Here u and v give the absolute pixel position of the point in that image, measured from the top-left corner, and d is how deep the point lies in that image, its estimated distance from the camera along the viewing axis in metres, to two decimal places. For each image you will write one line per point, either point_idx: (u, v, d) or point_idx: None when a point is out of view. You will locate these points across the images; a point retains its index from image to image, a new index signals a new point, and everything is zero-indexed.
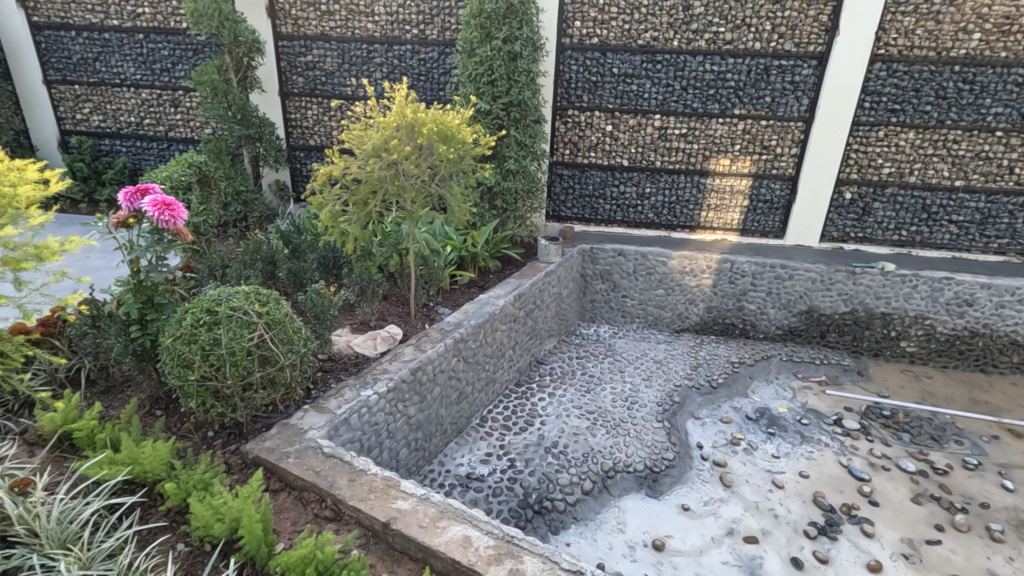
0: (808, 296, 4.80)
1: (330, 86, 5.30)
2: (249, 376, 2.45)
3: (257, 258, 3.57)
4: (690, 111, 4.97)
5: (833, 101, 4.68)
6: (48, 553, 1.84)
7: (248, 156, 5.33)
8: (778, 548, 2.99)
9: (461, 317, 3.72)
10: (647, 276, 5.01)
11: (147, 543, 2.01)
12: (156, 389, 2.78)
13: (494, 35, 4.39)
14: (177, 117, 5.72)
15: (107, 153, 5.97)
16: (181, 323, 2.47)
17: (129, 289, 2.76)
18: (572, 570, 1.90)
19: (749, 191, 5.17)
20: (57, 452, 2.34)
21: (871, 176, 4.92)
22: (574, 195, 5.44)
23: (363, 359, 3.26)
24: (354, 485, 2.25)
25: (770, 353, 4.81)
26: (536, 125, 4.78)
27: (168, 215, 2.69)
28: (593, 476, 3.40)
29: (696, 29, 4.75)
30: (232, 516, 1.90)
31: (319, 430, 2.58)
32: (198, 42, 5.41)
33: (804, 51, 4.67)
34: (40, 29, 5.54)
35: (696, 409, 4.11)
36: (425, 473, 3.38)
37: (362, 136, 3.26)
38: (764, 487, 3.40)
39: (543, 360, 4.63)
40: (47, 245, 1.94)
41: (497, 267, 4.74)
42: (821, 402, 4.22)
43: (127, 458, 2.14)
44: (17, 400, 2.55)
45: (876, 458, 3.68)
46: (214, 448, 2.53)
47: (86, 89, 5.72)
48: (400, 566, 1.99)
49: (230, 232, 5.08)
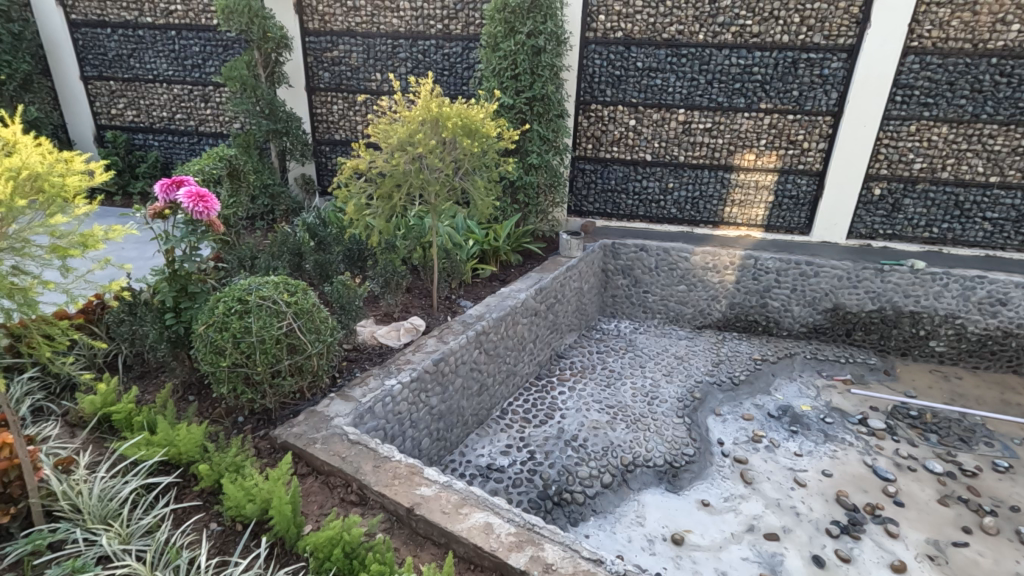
0: (834, 294, 4.73)
1: (355, 81, 5.38)
2: (278, 364, 2.52)
3: (285, 249, 3.65)
4: (715, 105, 4.92)
5: (863, 96, 4.58)
6: (89, 528, 1.93)
7: (276, 150, 5.43)
8: (799, 546, 2.96)
9: (483, 310, 3.76)
10: (669, 271, 4.99)
11: (182, 521, 2.09)
12: (188, 375, 2.88)
13: (518, 30, 4.40)
14: (207, 111, 5.85)
15: (140, 147, 6.15)
16: (214, 311, 2.56)
17: (164, 278, 2.87)
18: (592, 559, 1.92)
19: (774, 186, 5.10)
20: (97, 433, 2.44)
21: (901, 172, 4.81)
22: (596, 190, 5.42)
23: (387, 349, 3.32)
24: (378, 471, 2.31)
25: (794, 352, 4.75)
26: (559, 119, 4.78)
27: (202, 207, 2.79)
28: (612, 469, 3.41)
29: (722, 22, 4.70)
30: (263, 497, 1.97)
31: (345, 417, 2.65)
32: (228, 38, 5.52)
33: (834, 44, 4.59)
34: (78, 27, 5.73)
35: (717, 406, 4.08)
36: (446, 463, 3.44)
37: (388, 130, 3.31)
38: (786, 485, 3.38)
39: (563, 354, 4.65)
40: (92, 232, 1.73)
41: (519, 261, 4.77)
42: (845, 401, 4.16)
43: (163, 439, 2.23)
44: (59, 382, 2.67)
45: (902, 459, 3.62)
46: (244, 433, 2.61)
47: (120, 85, 5.89)
48: (424, 551, 2.04)
49: (258, 224, 5.20)
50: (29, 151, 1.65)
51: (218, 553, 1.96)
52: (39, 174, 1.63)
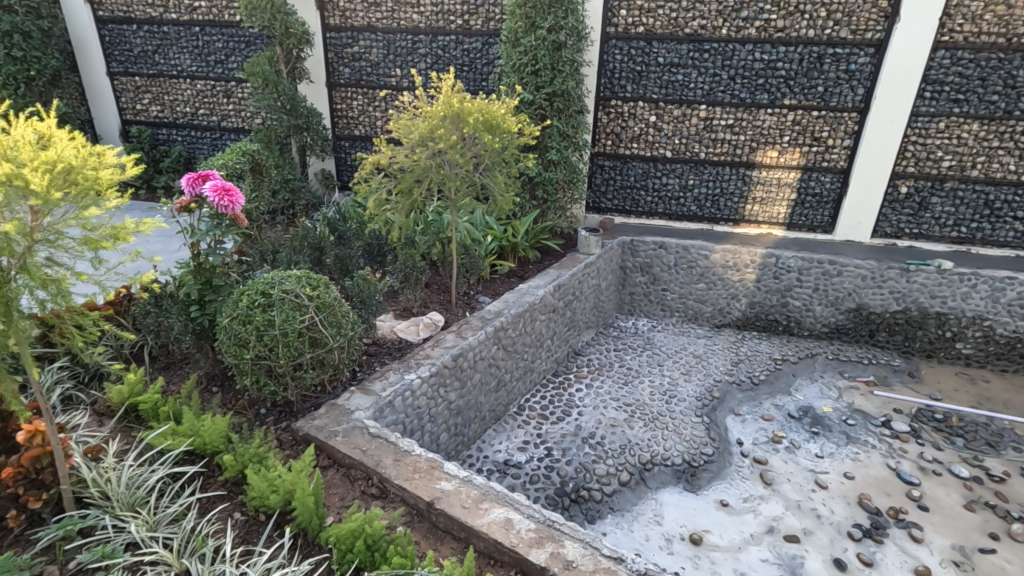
0: (857, 294, 4.65)
1: (374, 77, 5.40)
2: (300, 357, 2.55)
3: (305, 243, 3.68)
4: (738, 101, 4.85)
5: (890, 92, 4.48)
6: (118, 515, 1.97)
7: (296, 146, 5.48)
8: (820, 548, 2.93)
9: (501, 306, 3.76)
10: (688, 269, 4.95)
11: (207, 510, 2.12)
12: (212, 366, 2.93)
13: (539, 25, 4.38)
14: (229, 107, 5.92)
15: (164, 141, 6.26)
16: (238, 305, 2.59)
17: (189, 271, 2.93)
18: (612, 557, 1.91)
19: (797, 184, 5.02)
20: (125, 422, 2.50)
21: (929, 169, 4.71)
22: (614, 186, 5.39)
23: (406, 344, 3.34)
24: (399, 464, 2.33)
25: (815, 352, 4.68)
26: (579, 115, 4.74)
27: (228, 201, 2.83)
28: (630, 467, 3.40)
29: (747, 16, 4.62)
30: (286, 488, 1.99)
31: (365, 410, 2.67)
32: (250, 34, 5.57)
33: (861, 38, 4.49)
34: (105, 23, 5.83)
35: (736, 406, 4.04)
36: (463, 458, 3.45)
37: (409, 126, 3.31)
38: (806, 486, 3.33)
39: (580, 351, 4.64)
40: (123, 225, 1.75)
41: (537, 258, 4.76)
42: (868, 402, 4.10)
43: (189, 430, 2.27)
44: (88, 371, 2.74)
45: (926, 462, 3.55)
46: (266, 425, 2.64)
47: (145, 80, 5.98)
48: (444, 544, 2.05)
49: (278, 219, 5.26)
50: (63, 145, 1.64)
51: (242, 542, 1.99)
52: (74, 167, 1.63)
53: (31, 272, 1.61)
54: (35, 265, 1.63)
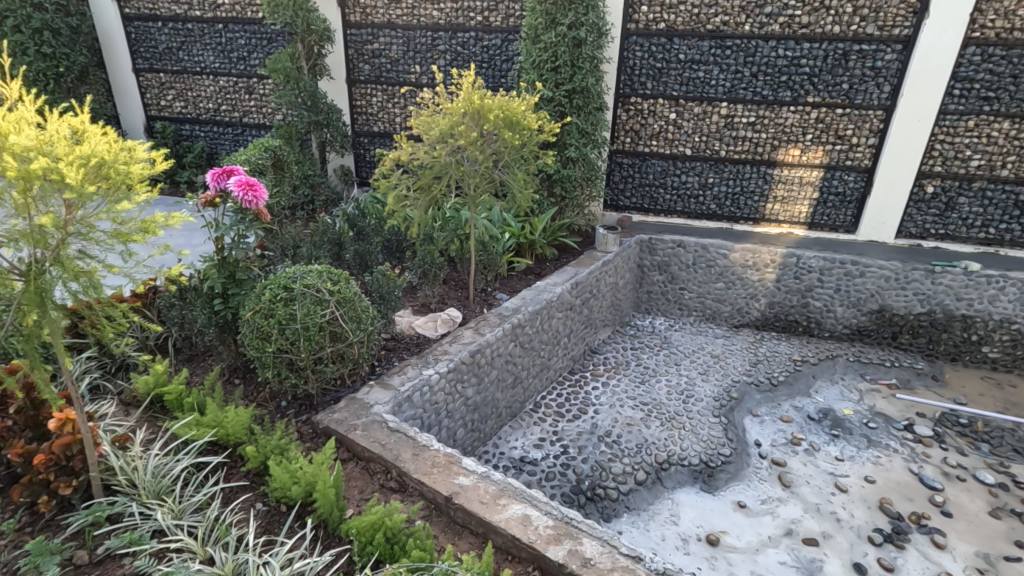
0: (880, 295, 4.57)
1: (394, 73, 5.43)
2: (321, 350, 2.58)
3: (326, 239, 3.72)
4: (760, 98, 4.79)
5: (918, 89, 4.39)
6: (145, 503, 2.01)
7: (316, 142, 5.52)
8: (840, 552, 2.89)
9: (519, 303, 3.77)
10: (707, 268, 4.91)
11: (230, 500, 2.16)
12: (234, 359, 2.98)
13: (560, 21, 4.36)
14: (251, 103, 5.99)
15: (187, 137, 6.36)
16: (260, 298, 2.63)
17: (214, 264, 3.00)
18: (630, 555, 1.90)
19: (819, 183, 4.94)
20: (150, 412, 2.55)
21: (957, 169, 4.60)
22: (633, 184, 5.36)
23: (424, 340, 3.36)
24: (417, 459, 2.34)
25: (836, 353, 4.62)
26: (598, 112, 4.72)
27: (251, 196, 2.88)
28: (646, 467, 3.38)
29: (770, 12, 4.56)
30: (307, 480, 2.02)
31: (384, 405, 2.69)
32: (272, 30, 5.62)
33: (888, 34, 4.40)
34: (131, 20, 5.94)
35: (754, 407, 4.00)
36: (480, 453, 3.47)
37: (430, 122, 3.32)
38: (826, 489, 3.29)
39: (597, 349, 4.63)
40: (152, 219, 1.77)
41: (554, 255, 4.76)
42: (890, 406, 4.03)
43: (213, 421, 2.33)
44: (114, 362, 2.81)
45: (950, 468, 3.48)
46: (287, 417, 2.68)
47: (169, 77, 6.08)
48: (461, 539, 2.06)
49: (298, 214, 5.31)
50: (96, 140, 1.68)
51: (264, 532, 2.02)
52: (106, 161, 1.67)
53: (65, 264, 1.65)
54: (67, 258, 1.66)
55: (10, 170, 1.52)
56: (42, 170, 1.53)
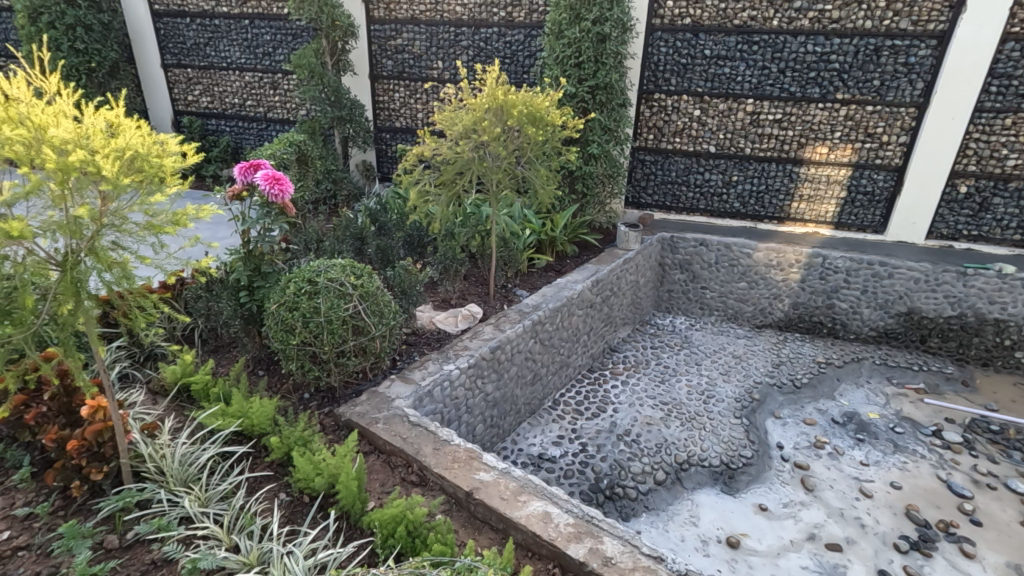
0: (909, 297, 4.46)
1: (417, 69, 5.46)
2: (344, 344, 2.60)
3: (348, 234, 3.74)
4: (787, 95, 4.70)
5: (952, 86, 4.26)
6: (172, 491, 2.05)
7: (339, 137, 5.57)
8: (864, 558, 2.83)
9: (540, 300, 3.76)
10: (729, 267, 4.85)
11: (255, 489, 2.19)
12: (259, 351, 3.03)
13: (584, 17, 4.33)
14: (275, 98, 6.05)
15: (213, 132, 6.47)
16: (285, 291, 2.66)
17: (239, 257, 3.05)
18: (652, 555, 1.89)
19: (847, 182, 4.84)
20: (177, 401, 2.61)
21: (992, 168, 4.47)
22: (655, 181, 5.31)
23: (444, 335, 3.37)
24: (438, 453, 2.35)
25: (862, 356, 4.52)
26: (621, 109, 4.69)
27: (278, 189, 2.91)
28: (666, 467, 3.36)
29: (800, 7, 4.47)
30: (330, 472, 2.05)
31: (405, 399, 2.71)
32: (297, 26, 5.67)
33: (922, 29, 4.29)
34: (160, 16, 6.04)
35: (776, 408, 3.94)
36: (498, 450, 3.47)
37: (454, 118, 3.33)
38: (850, 494, 3.23)
39: (616, 348, 4.60)
40: (183, 212, 1.80)
41: (575, 252, 4.73)
42: (917, 411, 3.94)
43: (238, 411, 2.37)
44: (143, 351, 2.87)
45: (980, 476, 3.39)
46: (310, 409, 2.71)
47: (196, 72, 6.18)
48: (482, 534, 2.07)
49: (321, 209, 5.36)
50: (131, 133, 1.72)
51: (288, 522, 2.05)
52: (141, 155, 1.71)
53: (99, 255, 1.67)
54: (102, 249, 1.69)
55: (49, 162, 1.55)
56: (79, 163, 1.56)
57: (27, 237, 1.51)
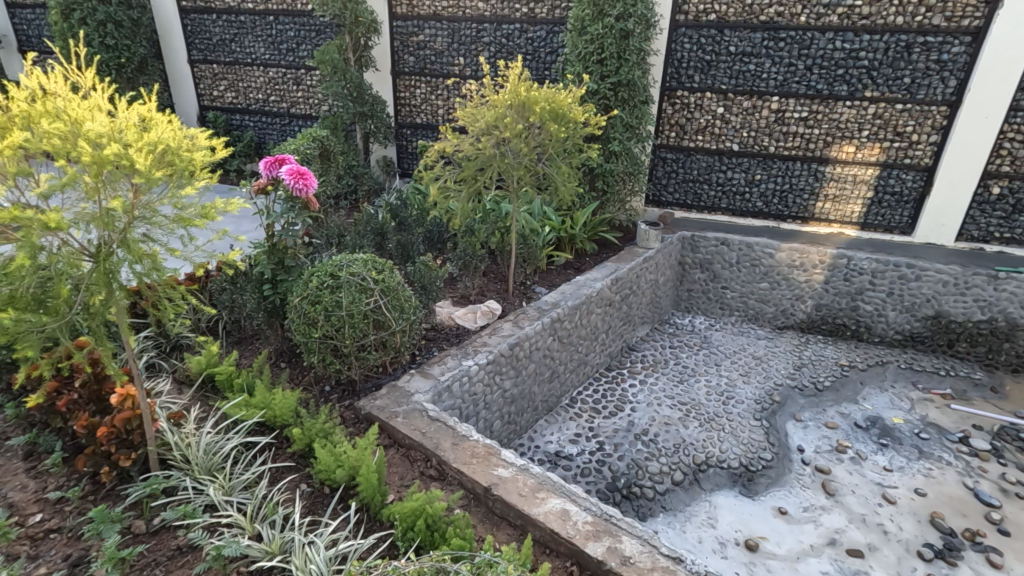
0: (937, 300, 4.36)
1: (438, 65, 5.47)
2: (364, 338, 2.63)
3: (369, 229, 3.77)
4: (814, 92, 4.62)
5: (987, 83, 4.13)
6: (197, 479, 2.09)
7: (360, 133, 5.61)
8: (886, 565, 2.78)
9: (558, 298, 3.75)
10: (751, 267, 4.78)
11: (277, 479, 2.23)
12: (281, 343, 3.07)
13: (607, 13, 4.29)
14: (298, 94, 6.12)
15: (237, 127, 6.57)
16: (308, 285, 2.69)
17: (264, 251, 3.09)
18: (671, 556, 1.88)
19: (875, 181, 4.74)
20: (202, 391, 2.66)
21: None
22: (676, 179, 5.25)
23: (463, 331, 3.38)
24: (456, 448, 2.36)
25: (886, 359, 4.44)
26: (643, 106, 4.65)
27: (302, 184, 2.95)
28: (684, 467, 3.33)
29: (828, 3, 4.38)
30: (351, 464, 2.07)
31: (424, 394, 2.72)
32: (320, 23, 5.72)
33: (956, 26, 4.17)
34: (187, 13, 6.14)
35: (797, 411, 3.89)
36: (515, 446, 3.48)
37: (476, 114, 3.32)
38: (872, 500, 3.17)
39: (634, 347, 4.57)
40: (211, 205, 1.81)
41: (594, 250, 4.72)
42: (944, 416, 3.85)
43: (261, 402, 2.40)
44: (169, 342, 2.93)
45: (1009, 484, 3.30)
46: (330, 402, 2.74)
47: (222, 68, 6.28)
48: (500, 530, 2.07)
49: (342, 204, 5.40)
50: (162, 127, 1.75)
51: (309, 513, 2.08)
52: (171, 148, 1.74)
53: (130, 246, 1.70)
54: (133, 241, 1.71)
55: (84, 155, 1.57)
56: (113, 156, 1.58)
57: (63, 228, 1.54)
